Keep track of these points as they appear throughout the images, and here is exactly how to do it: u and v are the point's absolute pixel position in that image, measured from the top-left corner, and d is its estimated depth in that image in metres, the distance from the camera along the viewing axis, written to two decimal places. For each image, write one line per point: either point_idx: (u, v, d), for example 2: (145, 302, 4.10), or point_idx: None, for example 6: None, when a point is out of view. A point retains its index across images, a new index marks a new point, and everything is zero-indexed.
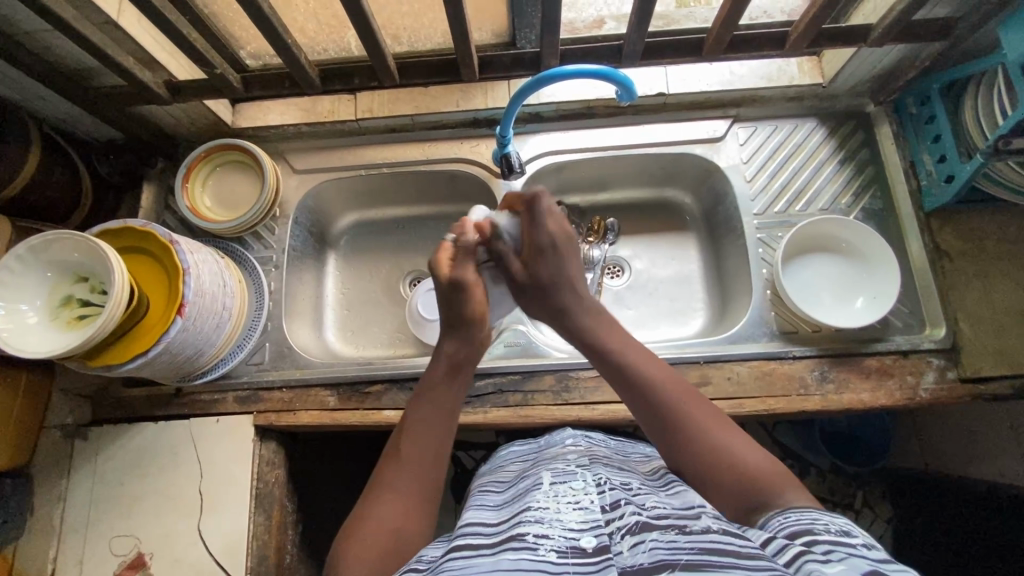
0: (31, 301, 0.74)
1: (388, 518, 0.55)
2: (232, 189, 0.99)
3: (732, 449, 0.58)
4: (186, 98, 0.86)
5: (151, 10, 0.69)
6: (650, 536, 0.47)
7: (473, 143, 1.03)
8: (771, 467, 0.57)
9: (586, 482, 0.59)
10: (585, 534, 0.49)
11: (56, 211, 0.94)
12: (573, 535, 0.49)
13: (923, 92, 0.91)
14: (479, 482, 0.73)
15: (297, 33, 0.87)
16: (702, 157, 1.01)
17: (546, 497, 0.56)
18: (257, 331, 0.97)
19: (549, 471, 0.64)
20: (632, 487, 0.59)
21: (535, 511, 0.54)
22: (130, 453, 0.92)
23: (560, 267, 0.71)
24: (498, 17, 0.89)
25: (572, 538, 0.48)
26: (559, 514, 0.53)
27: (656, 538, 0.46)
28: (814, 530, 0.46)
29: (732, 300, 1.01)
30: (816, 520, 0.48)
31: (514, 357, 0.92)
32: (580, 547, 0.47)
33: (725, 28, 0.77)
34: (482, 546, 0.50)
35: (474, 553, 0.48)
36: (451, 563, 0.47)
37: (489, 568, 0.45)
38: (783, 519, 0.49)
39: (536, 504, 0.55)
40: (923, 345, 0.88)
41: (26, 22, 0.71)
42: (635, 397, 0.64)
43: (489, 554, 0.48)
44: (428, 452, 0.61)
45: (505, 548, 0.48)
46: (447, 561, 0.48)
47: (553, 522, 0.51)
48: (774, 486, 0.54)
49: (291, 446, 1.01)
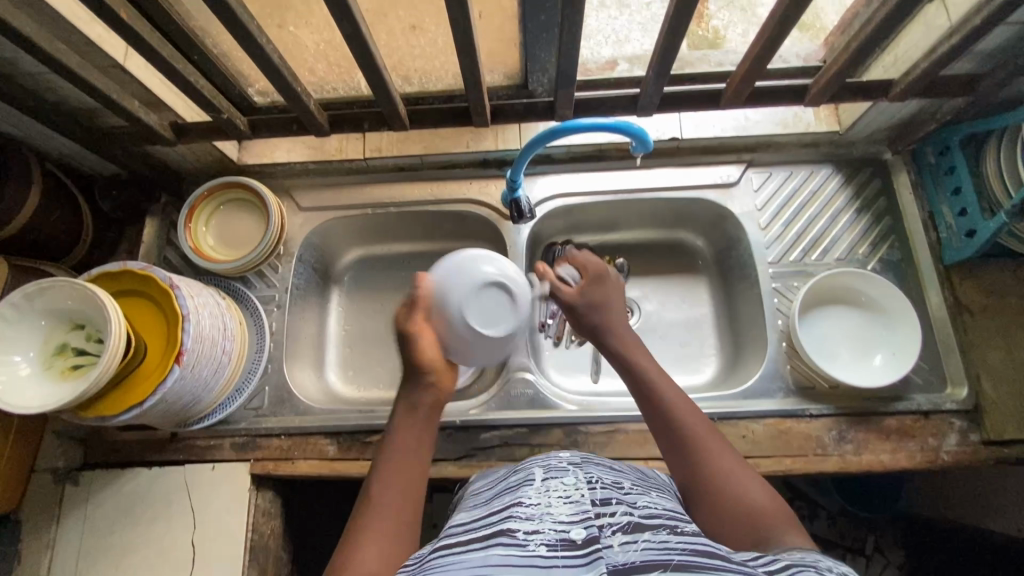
0: (25, 352, 0.72)
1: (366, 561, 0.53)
2: (236, 227, 0.97)
3: (740, 485, 0.58)
4: (190, 139, 0.85)
5: (159, 59, 0.67)
6: (641, 536, 0.48)
7: (482, 184, 1.02)
8: (773, 507, 0.56)
9: (578, 478, 0.60)
10: (574, 526, 0.50)
11: (57, 249, 0.92)
12: (562, 528, 0.50)
13: (942, 142, 0.89)
14: (471, 488, 0.72)
15: (305, 72, 0.85)
16: (715, 202, 0.99)
17: (537, 495, 0.57)
18: (257, 374, 0.95)
19: (540, 467, 0.64)
20: (623, 486, 0.60)
21: (524, 509, 0.54)
22: (121, 500, 0.89)
23: (605, 299, 0.76)
24: (510, 59, 0.85)
25: (562, 531, 0.49)
26: (549, 509, 0.54)
27: (647, 538, 0.47)
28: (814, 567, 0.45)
29: (745, 350, 0.99)
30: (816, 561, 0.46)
31: (519, 408, 0.90)
32: (570, 540, 0.48)
33: (746, 82, 0.76)
34: (472, 543, 0.50)
35: (465, 551, 0.49)
36: (443, 561, 0.48)
37: (478, 565, 0.46)
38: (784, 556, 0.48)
39: (527, 500, 0.56)
40: (945, 406, 0.86)
41: (30, 67, 0.69)
42: (657, 418, 0.66)
43: (480, 550, 0.48)
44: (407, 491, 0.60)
45: (496, 543, 0.49)
46: (440, 557, 0.49)
47: (544, 518, 0.52)
48: (772, 527, 0.54)
49: (290, 491, 0.99)
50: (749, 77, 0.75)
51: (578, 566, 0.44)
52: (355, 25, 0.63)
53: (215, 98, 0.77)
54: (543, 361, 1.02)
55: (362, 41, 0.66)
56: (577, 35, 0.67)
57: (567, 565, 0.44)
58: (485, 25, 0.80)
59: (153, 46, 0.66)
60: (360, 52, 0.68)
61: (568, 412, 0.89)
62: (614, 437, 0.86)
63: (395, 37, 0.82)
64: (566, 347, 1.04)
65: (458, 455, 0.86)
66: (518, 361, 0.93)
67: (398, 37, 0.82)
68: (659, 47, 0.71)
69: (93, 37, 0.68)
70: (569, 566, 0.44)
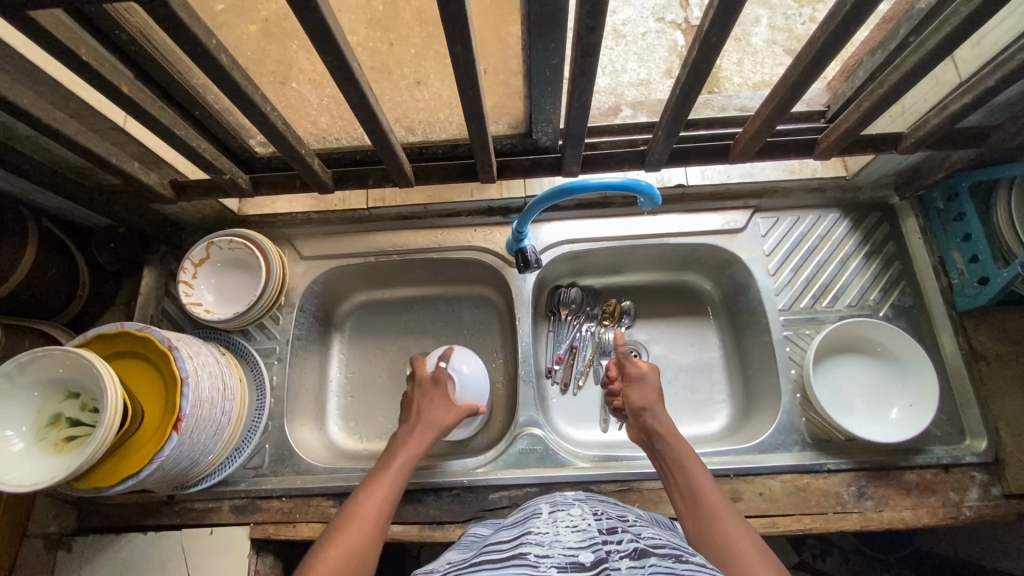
0: (17, 426, 0.69)
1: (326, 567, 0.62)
2: (242, 280, 0.96)
3: (751, 557, 0.58)
4: (191, 196, 0.84)
5: (161, 126, 0.66)
6: (650, 562, 0.46)
7: (486, 232, 1.01)
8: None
9: (584, 510, 0.58)
10: (583, 550, 0.48)
11: (52, 306, 0.90)
12: (572, 552, 0.48)
13: (950, 189, 0.88)
14: (470, 531, 0.69)
15: (308, 125, 0.83)
16: (722, 248, 0.98)
17: (546, 524, 0.54)
18: (257, 431, 0.92)
19: (547, 503, 0.62)
20: (627, 520, 0.58)
21: (535, 535, 0.52)
22: (114, 568, 0.85)
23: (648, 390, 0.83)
24: (514, 110, 0.81)
25: (571, 554, 0.47)
26: (557, 535, 0.52)
27: (656, 563, 0.46)
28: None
29: (757, 397, 0.97)
30: None
31: (528, 466, 0.88)
32: (580, 561, 0.46)
33: (756, 138, 0.77)
34: (484, 562, 0.48)
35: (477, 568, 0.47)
36: None
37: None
38: None
39: (536, 528, 0.54)
40: (966, 459, 0.84)
41: (30, 133, 0.69)
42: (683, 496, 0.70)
43: (494, 569, 0.46)
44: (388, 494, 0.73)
45: (507, 564, 0.46)
46: None
47: (553, 543, 0.50)
48: None
49: (291, 552, 0.96)
50: (760, 132, 0.75)
51: None
52: (362, 93, 0.62)
53: (218, 160, 0.76)
54: (549, 412, 1.00)
55: (369, 107, 0.65)
56: (586, 95, 0.67)
57: None
58: (490, 80, 0.76)
59: (156, 115, 0.65)
60: (366, 116, 0.67)
61: (578, 469, 0.87)
62: (626, 493, 0.85)
63: (399, 92, 0.79)
64: (573, 394, 1.02)
65: (466, 517, 0.85)
66: (525, 415, 0.92)
67: (402, 92, 0.79)
68: (670, 107, 0.71)
69: (92, 103, 0.66)
70: None
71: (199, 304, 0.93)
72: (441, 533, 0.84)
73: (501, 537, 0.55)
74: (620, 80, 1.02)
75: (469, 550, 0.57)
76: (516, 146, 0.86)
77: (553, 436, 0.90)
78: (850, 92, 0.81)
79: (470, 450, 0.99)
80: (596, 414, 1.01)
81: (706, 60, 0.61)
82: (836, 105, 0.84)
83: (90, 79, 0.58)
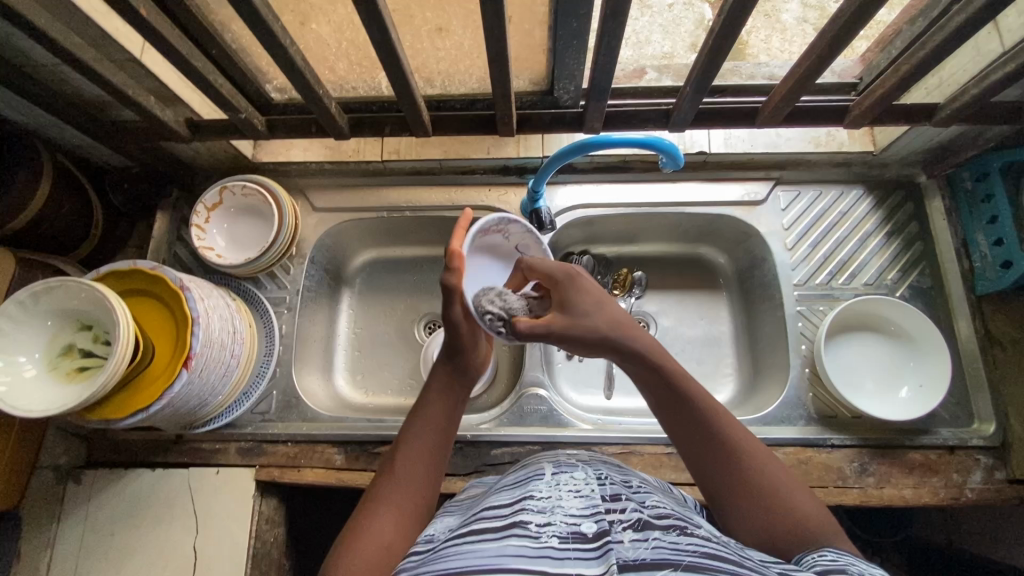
0: (30, 352, 0.70)
1: (382, 537, 0.51)
2: (252, 228, 0.96)
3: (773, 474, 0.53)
4: (206, 137, 0.84)
5: (177, 56, 0.65)
6: (653, 534, 0.44)
7: (501, 192, 1.00)
8: (817, 510, 0.51)
9: (587, 473, 0.55)
10: (586, 520, 0.46)
11: (66, 243, 0.91)
12: (574, 521, 0.46)
13: (980, 168, 0.85)
14: (471, 487, 0.69)
15: (326, 70, 0.81)
16: (740, 220, 0.96)
17: (548, 487, 0.52)
18: (265, 377, 0.93)
19: (550, 461, 0.59)
20: (631, 484, 0.55)
21: (535, 500, 0.49)
22: (123, 501, 0.87)
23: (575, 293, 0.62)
24: (537, 65, 0.79)
25: (573, 523, 0.46)
26: (559, 500, 0.49)
27: (660, 537, 0.44)
28: (849, 573, 0.42)
29: (764, 371, 0.96)
30: (850, 563, 0.44)
31: (532, 425, 0.89)
32: (582, 533, 0.44)
33: (785, 102, 0.75)
34: (482, 530, 0.46)
35: (478, 537, 0.45)
36: (453, 551, 0.44)
37: (491, 554, 0.42)
38: (818, 557, 0.45)
39: (537, 492, 0.51)
40: (972, 442, 0.83)
41: (46, 59, 0.68)
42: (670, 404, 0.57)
43: (492, 539, 0.44)
44: (441, 440, 0.59)
45: (506, 535, 0.44)
46: (451, 546, 0.45)
47: (554, 510, 0.48)
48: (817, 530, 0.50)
49: (292, 496, 0.97)
50: (789, 95, 0.73)
51: (592, 562, 0.41)
52: (384, 29, 0.60)
53: (234, 98, 0.75)
54: (555, 376, 1.00)
55: (390, 46, 0.63)
56: (614, 46, 0.64)
57: (578, 560, 0.41)
58: (515, 30, 0.73)
59: (173, 44, 0.64)
60: (386, 55, 0.65)
61: (581, 430, 0.88)
62: (628, 456, 0.86)
63: (420, 40, 0.77)
64: (579, 360, 1.01)
65: (468, 470, 0.86)
66: (531, 376, 0.93)
67: (424, 39, 0.77)
68: (699, 66, 0.69)
69: (109, 30, 0.66)
70: (582, 562, 0.41)
71: (211, 249, 0.93)
72: (443, 486, 0.85)
73: (501, 496, 0.53)
74: (643, 53, 0.94)
75: (468, 512, 0.55)
76: (536, 104, 0.84)
77: (556, 397, 0.91)
78: (884, 63, 0.78)
79: (476, 407, 0.99)
80: (601, 381, 1.01)
81: (744, 11, 0.58)
82: (868, 77, 0.81)
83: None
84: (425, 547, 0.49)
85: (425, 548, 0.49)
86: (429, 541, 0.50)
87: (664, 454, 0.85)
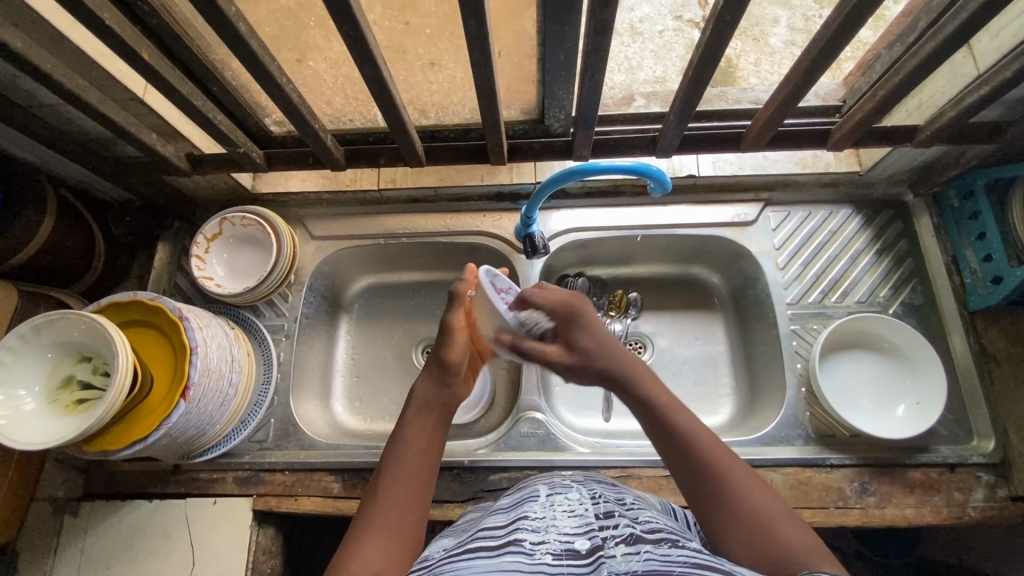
0: (30, 386, 0.71)
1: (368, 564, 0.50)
2: (248, 259, 0.97)
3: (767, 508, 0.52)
4: (206, 169, 0.86)
5: (178, 96, 0.68)
6: (645, 548, 0.44)
7: (495, 217, 1.01)
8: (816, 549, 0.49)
9: (582, 493, 0.55)
10: (580, 537, 0.46)
11: (68, 275, 0.93)
12: (567, 539, 0.46)
13: (966, 186, 0.87)
14: (471, 512, 0.68)
15: (324, 105, 0.83)
16: (730, 242, 0.97)
17: (542, 507, 0.52)
18: (263, 406, 0.93)
19: (546, 483, 0.59)
20: (625, 502, 0.56)
21: (530, 520, 0.49)
22: (120, 532, 0.87)
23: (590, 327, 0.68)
24: (527, 96, 0.81)
25: (567, 541, 0.46)
26: (554, 520, 0.49)
27: (651, 550, 0.43)
28: None
29: (761, 390, 0.96)
30: None
31: (529, 449, 0.89)
32: (576, 550, 0.44)
33: (769, 127, 0.76)
34: (477, 549, 0.46)
35: (473, 555, 0.45)
36: (447, 569, 0.44)
37: (485, 570, 0.42)
38: None
39: (532, 513, 0.51)
40: (972, 460, 0.83)
41: (52, 99, 0.71)
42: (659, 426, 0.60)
43: (485, 558, 0.44)
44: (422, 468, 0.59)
45: (501, 552, 0.44)
46: (447, 563, 0.45)
47: (548, 529, 0.48)
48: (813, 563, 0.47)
49: (289, 525, 0.97)
50: (772, 120, 0.75)
51: None
52: (376, 67, 0.63)
53: (234, 135, 0.77)
54: (552, 399, 1.00)
55: (382, 81, 0.65)
56: (598, 78, 0.66)
57: None
58: (505, 63, 0.75)
59: (173, 84, 0.66)
60: (379, 91, 0.67)
61: (578, 454, 0.88)
62: (626, 479, 0.85)
63: (413, 74, 0.80)
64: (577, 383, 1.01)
65: (466, 497, 0.86)
66: (527, 400, 0.93)
67: (416, 73, 0.80)
68: (681, 94, 0.71)
69: (112, 71, 0.69)
70: None
71: (211, 279, 0.94)
72: (440, 512, 0.85)
73: (496, 517, 0.53)
74: (635, 78, 0.97)
75: (464, 533, 0.55)
76: (528, 132, 0.86)
77: (554, 420, 0.91)
78: (865, 86, 0.80)
79: (473, 432, 0.99)
80: (599, 403, 1.01)
81: (721, 41, 0.60)
82: (850, 100, 0.83)
83: (112, 46, 0.59)
84: (422, 566, 0.48)
85: (418, 567, 0.49)
86: (423, 561, 0.50)
87: (662, 477, 0.85)
